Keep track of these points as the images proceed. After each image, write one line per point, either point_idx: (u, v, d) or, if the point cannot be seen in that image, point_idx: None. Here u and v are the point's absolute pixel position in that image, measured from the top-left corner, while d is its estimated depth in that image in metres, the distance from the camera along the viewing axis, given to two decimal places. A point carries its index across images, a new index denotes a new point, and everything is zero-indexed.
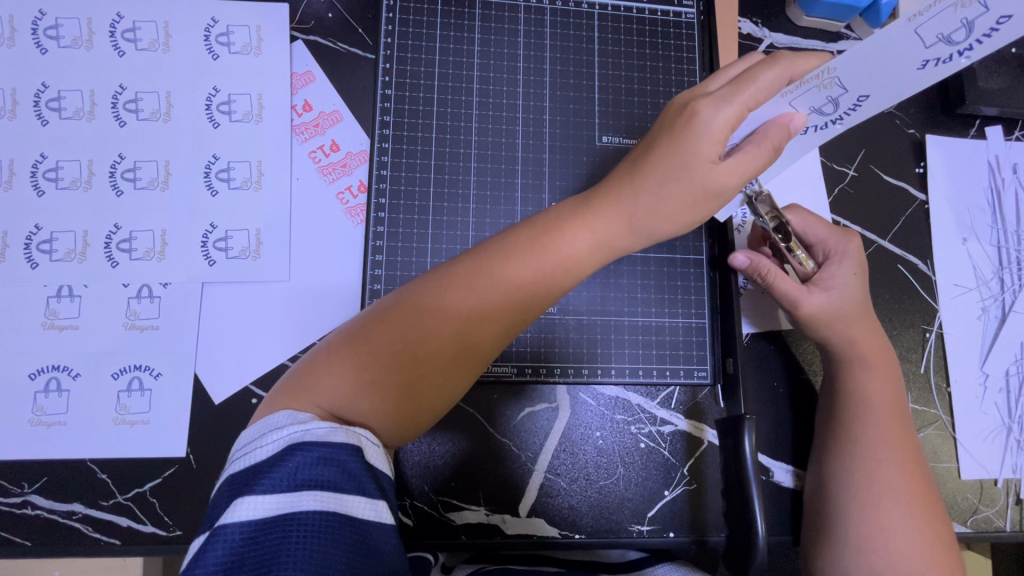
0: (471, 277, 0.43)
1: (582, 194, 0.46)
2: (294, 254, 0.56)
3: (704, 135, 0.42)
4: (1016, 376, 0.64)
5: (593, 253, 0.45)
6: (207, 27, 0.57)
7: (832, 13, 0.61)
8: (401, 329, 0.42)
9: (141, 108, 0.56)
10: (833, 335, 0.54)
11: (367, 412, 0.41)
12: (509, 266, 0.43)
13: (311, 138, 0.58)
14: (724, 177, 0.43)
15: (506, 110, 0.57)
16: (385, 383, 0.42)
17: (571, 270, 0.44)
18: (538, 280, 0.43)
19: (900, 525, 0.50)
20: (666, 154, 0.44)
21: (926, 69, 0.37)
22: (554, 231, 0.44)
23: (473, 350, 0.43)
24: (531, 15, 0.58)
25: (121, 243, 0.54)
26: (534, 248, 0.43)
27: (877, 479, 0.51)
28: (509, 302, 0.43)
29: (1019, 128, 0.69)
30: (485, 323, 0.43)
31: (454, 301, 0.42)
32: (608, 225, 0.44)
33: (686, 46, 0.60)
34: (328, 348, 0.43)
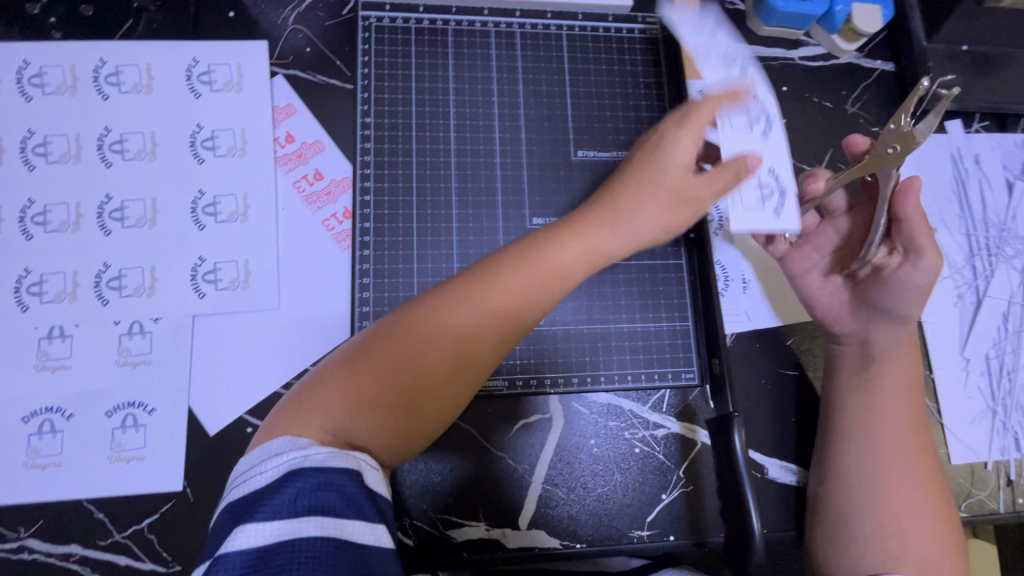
0: (466, 294, 0.44)
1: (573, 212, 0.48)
2: (282, 281, 0.57)
3: (679, 149, 0.47)
4: (995, 358, 0.66)
5: (580, 262, 0.46)
6: (189, 67, 0.59)
7: (789, 21, 0.69)
8: (399, 349, 0.43)
9: (126, 149, 0.57)
10: (903, 301, 0.55)
11: (366, 434, 0.42)
12: (505, 282, 0.44)
13: (295, 169, 0.59)
14: (701, 187, 0.47)
15: (483, 132, 0.58)
16: (384, 404, 0.42)
17: (560, 282, 0.45)
18: (531, 295, 0.44)
19: (910, 516, 0.53)
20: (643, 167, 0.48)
21: (741, 60, 0.56)
22: (545, 246, 0.45)
23: (470, 368, 0.44)
24: (501, 39, 0.60)
25: (110, 281, 0.55)
26: (528, 266, 0.44)
27: (891, 476, 0.54)
28: (505, 318, 0.44)
29: (977, 120, 0.73)
30: (483, 340, 0.44)
31: (452, 318, 0.43)
32: (591, 232, 0.46)
33: (652, 61, 0.62)
34: (327, 368, 0.44)
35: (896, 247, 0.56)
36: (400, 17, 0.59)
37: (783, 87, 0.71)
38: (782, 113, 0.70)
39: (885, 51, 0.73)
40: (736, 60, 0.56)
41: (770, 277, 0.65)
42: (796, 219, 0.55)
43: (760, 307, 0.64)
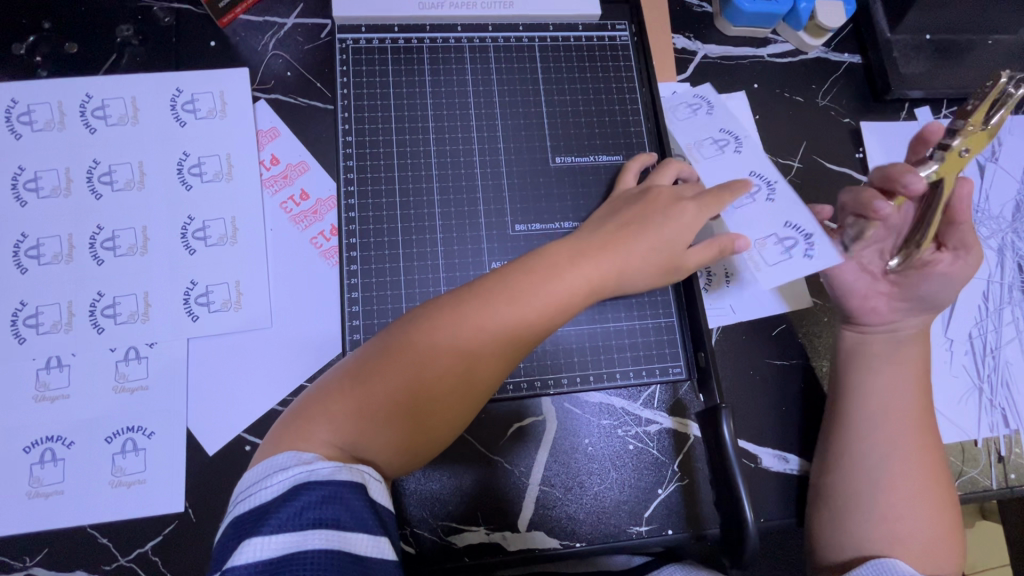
0: (469, 317, 0.46)
1: (577, 240, 0.50)
2: (273, 300, 0.58)
3: (687, 216, 0.51)
4: (978, 337, 0.67)
5: (582, 295, 0.48)
6: (173, 97, 0.61)
7: (754, 22, 0.71)
8: (404, 367, 0.45)
9: (116, 179, 0.58)
10: (942, 292, 0.57)
11: (373, 448, 0.44)
12: (510, 304, 0.46)
13: (281, 190, 0.61)
14: (694, 257, 0.51)
15: (462, 144, 0.59)
16: (391, 419, 0.44)
17: (561, 311, 0.48)
18: (535, 317, 0.46)
19: (914, 503, 0.54)
20: (651, 222, 0.51)
21: (712, 111, 0.60)
22: (548, 275, 0.47)
23: (474, 385, 0.46)
24: (476, 54, 0.62)
25: (105, 309, 0.56)
26: (530, 292, 0.47)
27: (890, 466, 0.55)
28: (510, 338, 0.46)
29: (946, 106, 0.75)
30: (488, 360, 0.46)
31: (459, 337, 0.45)
32: (596, 272, 0.48)
33: (624, 65, 0.64)
34: (334, 381, 0.46)
35: (946, 245, 0.58)
36: (376, 38, 0.60)
37: (754, 84, 0.72)
38: (756, 108, 0.72)
39: (851, 44, 0.75)
40: (729, 139, 0.58)
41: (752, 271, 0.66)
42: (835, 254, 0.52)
43: (745, 301, 0.65)
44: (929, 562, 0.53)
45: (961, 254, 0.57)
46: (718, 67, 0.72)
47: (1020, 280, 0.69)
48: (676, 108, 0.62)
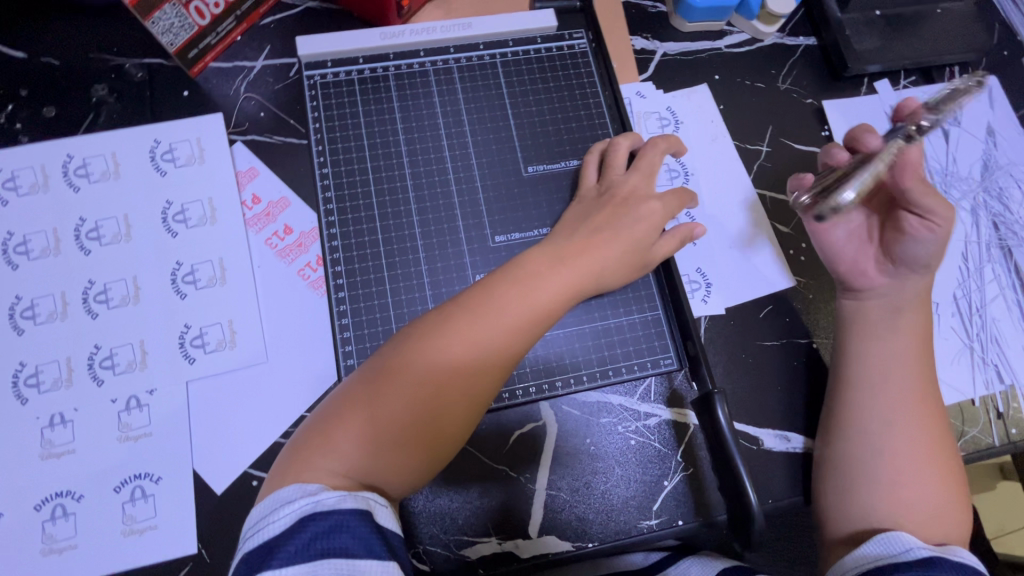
0: (459, 333, 0.47)
1: (555, 245, 0.52)
2: (267, 335, 0.59)
3: (652, 216, 0.54)
4: (962, 298, 0.68)
5: (564, 299, 0.50)
6: (152, 149, 0.62)
7: (707, 16, 0.74)
8: (399, 388, 0.46)
9: (103, 234, 0.60)
10: (923, 251, 0.58)
11: (379, 473, 0.45)
12: (497, 315, 0.48)
13: (265, 227, 0.62)
14: (663, 250, 0.55)
15: (436, 164, 0.61)
16: (393, 441, 0.45)
17: (547, 316, 0.49)
18: (524, 326, 0.48)
19: (919, 467, 0.54)
20: (619, 221, 0.53)
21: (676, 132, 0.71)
22: (530, 282, 0.49)
23: (473, 399, 0.47)
24: (440, 76, 0.64)
25: (102, 361, 0.57)
26: (515, 302, 0.48)
27: (895, 436, 0.55)
28: (501, 349, 0.48)
29: (904, 77, 0.77)
30: (481, 373, 0.47)
31: (451, 353, 0.47)
32: (576, 276, 0.50)
33: (585, 71, 0.66)
34: (332, 409, 0.46)
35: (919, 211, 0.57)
36: (342, 71, 0.62)
37: (715, 76, 0.74)
38: (720, 99, 0.74)
39: (805, 27, 0.77)
40: (680, 171, 0.69)
41: (733, 257, 0.67)
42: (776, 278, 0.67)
43: (729, 287, 0.66)
44: (938, 524, 0.53)
45: (935, 222, 0.57)
46: (678, 63, 0.74)
47: (997, 238, 0.70)
48: (651, 117, 0.71)
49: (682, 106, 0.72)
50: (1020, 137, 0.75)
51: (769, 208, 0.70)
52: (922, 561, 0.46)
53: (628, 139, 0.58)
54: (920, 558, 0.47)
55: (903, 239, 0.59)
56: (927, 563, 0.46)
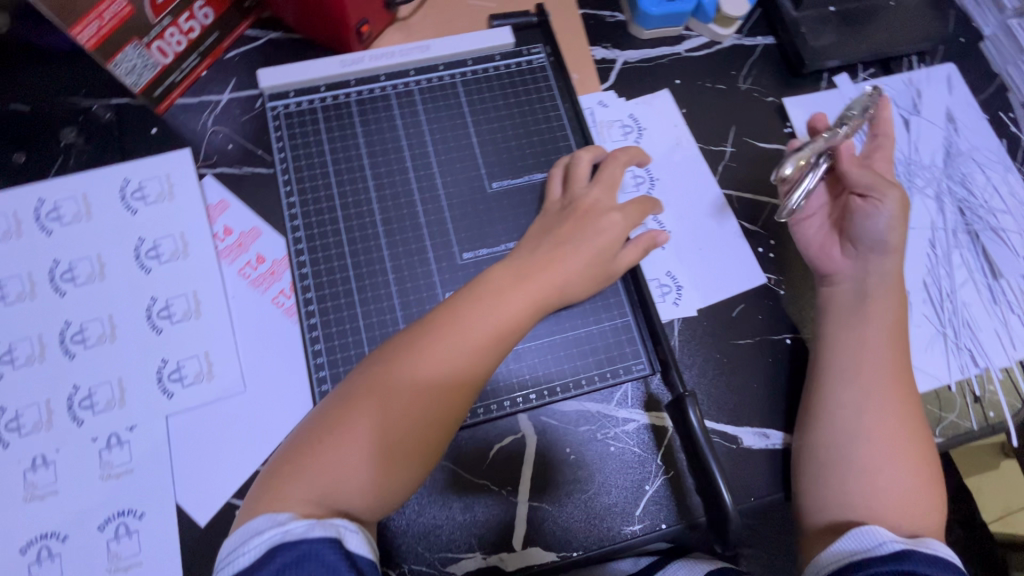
0: (424, 353, 0.48)
1: (517, 261, 0.53)
2: (243, 365, 0.60)
3: (613, 228, 0.54)
4: (933, 284, 0.69)
5: (528, 313, 0.51)
6: (122, 188, 0.63)
7: (664, 23, 0.75)
8: (368, 411, 0.47)
9: (77, 275, 0.60)
10: (880, 226, 0.63)
11: (351, 501, 0.45)
12: (462, 333, 0.49)
13: (238, 258, 0.63)
14: (627, 259, 0.55)
15: (401, 186, 0.62)
16: (363, 464, 0.46)
17: (511, 330, 0.50)
18: (489, 342, 0.49)
19: (889, 457, 0.56)
20: (580, 233, 0.54)
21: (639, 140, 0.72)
22: (493, 299, 0.50)
23: (441, 420, 0.48)
24: (402, 99, 0.65)
25: (82, 401, 0.57)
26: (478, 319, 0.49)
27: (864, 427, 0.57)
28: (467, 366, 0.49)
29: (862, 70, 0.78)
30: (449, 391, 0.48)
31: (418, 373, 0.48)
32: (538, 291, 0.51)
33: (544, 85, 0.67)
34: (304, 436, 0.47)
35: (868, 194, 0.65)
36: (305, 100, 0.63)
37: (676, 80, 0.75)
38: (682, 102, 0.75)
39: (763, 27, 0.79)
40: (645, 178, 0.70)
41: (703, 258, 0.68)
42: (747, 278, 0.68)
43: (700, 288, 0.67)
44: (912, 512, 0.54)
45: (878, 199, 0.64)
46: (639, 70, 0.75)
47: (963, 223, 0.71)
48: (614, 126, 0.72)
49: (644, 112, 0.73)
50: (979, 121, 0.76)
51: (736, 208, 0.71)
52: (894, 554, 0.47)
53: (590, 153, 0.59)
54: (892, 551, 0.48)
55: (861, 221, 0.64)
56: (899, 556, 0.47)
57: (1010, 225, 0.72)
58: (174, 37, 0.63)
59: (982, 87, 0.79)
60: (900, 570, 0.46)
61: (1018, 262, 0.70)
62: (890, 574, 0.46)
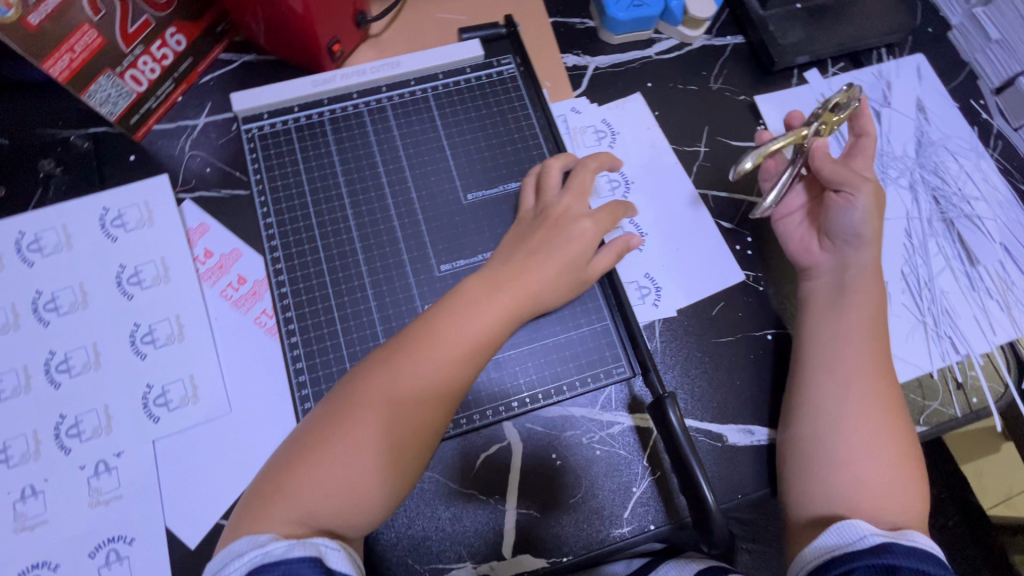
0: (403, 368, 0.49)
1: (491, 273, 0.54)
2: (228, 386, 0.60)
3: (585, 235, 0.55)
4: (911, 274, 0.69)
5: (503, 323, 0.52)
6: (101, 216, 0.64)
7: (633, 27, 0.76)
8: (348, 428, 0.47)
9: (60, 304, 0.61)
10: (853, 220, 0.63)
11: (334, 519, 0.45)
12: (439, 346, 0.50)
13: (219, 280, 0.64)
14: (601, 265, 0.56)
15: (377, 201, 0.62)
16: (346, 481, 0.46)
17: (488, 341, 0.51)
18: (466, 354, 0.50)
19: (870, 448, 0.56)
20: (552, 241, 0.55)
21: (614, 145, 0.72)
22: (468, 311, 0.51)
23: (421, 434, 0.49)
24: (375, 115, 0.65)
25: (69, 429, 0.58)
26: (454, 331, 0.50)
27: (845, 419, 0.57)
28: (445, 378, 0.50)
29: (831, 65, 0.79)
30: (429, 404, 0.49)
31: (396, 387, 0.49)
32: (512, 301, 0.52)
33: (515, 95, 0.68)
34: (285, 456, 0.48)
35: (841, 190, 0.65)
36: (279, 121, 0.64)
37: (648, 84, 0.76)
38: (655, 105, 0.75)
39: (731, 26, 0.80)
40: (621, 181, 0.70)
41: (681, 258, 0.69)
42: (727, 277, 0.68)
43: (680, 289, 0.67)
44: (894, 502, 0.54)
45: (851, 194, 0.64)
46: (611, 75, 0.76)
47: (938, 211, 0.72)
48: (588, 131, 0.72)
49: (617, 117, 0.74)
50: (949, 110, 0.77)
51: (712, 207, 0.72)
52: (875, 548, 0.48)
53: (560, 160, 0.59)
54: (874, 545, 0.48)
55: (835, 216, 0.65)
56: (880, 549, 0.48)
57: (984, 211, 0.72)
58: (148, 65, 0.64)
59: (951, 76, 0.80)
60: (881, 564, 0.47)
61: (993, 247, 0.71)
62: (871, 568, 0.47)
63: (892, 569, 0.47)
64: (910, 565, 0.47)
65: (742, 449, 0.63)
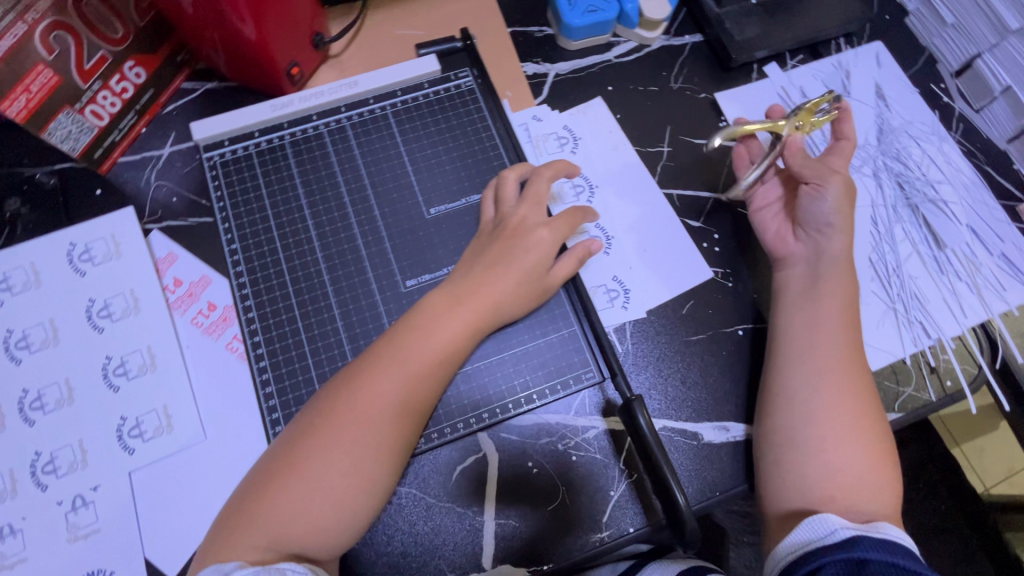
0: (365, 387, 0.49)
1: (451, 287, 0.54)
2: (202, 413, 0.60)
3: (542, 244, 0.56)
4: (880, 261, 0.69)
5: (465, 336, 0.52)
6: (69, 252, 0.64)
7: (590, 33, 0.76)
8: (313, 451, 0.48)
9: (31, 342, 0.61)
10: (823, 210, 0.64)
11: (303, 542, 0.46)
12: (400, 363, 0.50)
13: (189, 308, 0.64)
14: (561, 273, 0.57)
15: (340, 221, 0.63)
16: (312, 505, 0.46)
17: (450, 355, 0.52)
18: (428, 369, 0.51)
19: (841, 439, 0.56)
20: (510, 252, 0.55)
21: (576, 150, 0.73)
22: (429, 326, 0.52)
23: (387, 453, 0.49)
24: (335, 136, 0.66)
25: (45, 466, 0.58)
26: (415, 348, 0.51)
27: (816, 411, 0.57)
28: (408, 395, 0.50)
29: (790, 58, 0.80)
30: (393, 422, 0.49)
31: (359, 407, 0.49)
32: (473, 314, 0.53)
33: (474, 107, 0.68)
34: (253, 482, 0.48)
35: (809, 182, 0.65)
36: (240, 147, 0.65)
37: (608, 87, 0.77)
38: (616, 108, 0.76)
39: (689, 25, 0.80)
40: (584, 186, 0.71)
41: (648, 259, 0.69)
42: (696, 275, 0.69)
43: (649, 290, 0.68)
44: (865, 492, 0.55)
45: (819, 185, 0.64)
46: (571, 81, 0.77)
47: (903, 197, 0.72)
48: (549, 138, 0.73)
49: (578, 122, 0.74)
50: (909, 96, 0.78)
51: (678, 206, 0.72)
52: (845, 541, 0.49)
53: (515, 171, 0.60)
54: (844, 539, 0.49)
55: (806, 207, 0.65)
56: (850, 543, 0.48)
57: (948, 195, 0.73)
58: (108, 100, 0.65)
59: (910, 62, 0.80)
60: (851, 558, 0.47)
61: (960, 230, 0.71)
62: (841, 563, 0.47)
63: (863, 563, 0.47)
64: (882, 558, 0.47)
65: (718, 447, 0.63)
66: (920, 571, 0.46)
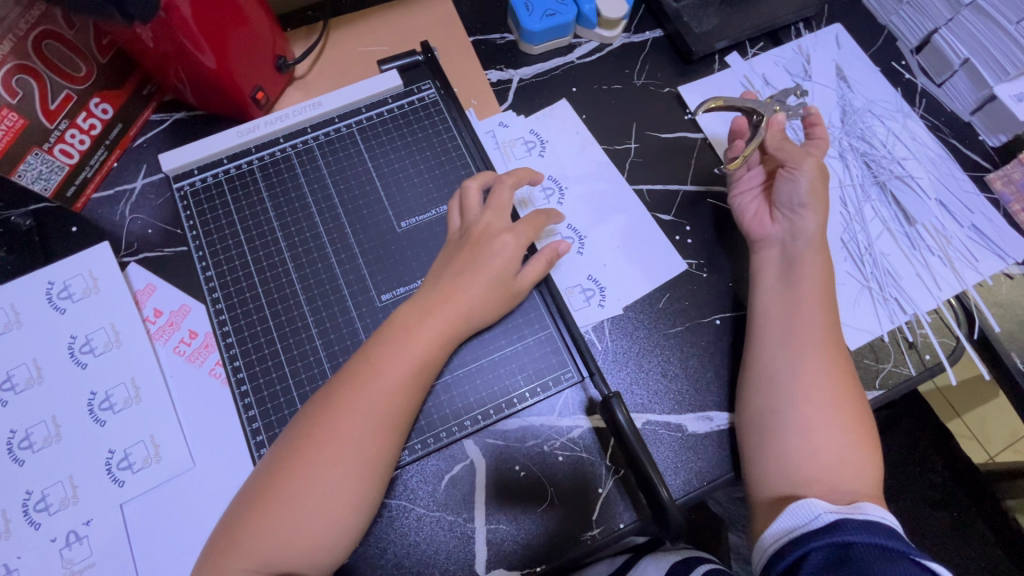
0: (343, 404, 0.50)
1: (423, 299, 0.55)
2: (190, 441, 0.61)
3: (509, 250, 0.57)
4: (851, 240, 0.70)
5: (439, 347, 0.53)
6: (47, 290, 0.65)
7: (551, 37, 0.77)
8: (296, 471, 0.48)
9: (16, 382, 0.62)
10: (799, 191, 0.65)
11: (293, 561, 0.46)
12: (376, 378, 0.51)
13: (171, 337, 0.65)
14: (527, 277, 0.58)
15: (312, 241, 0.63)
16: (299, 524, 0.47)
17: (426, 366, 0.52)
18: (404, 382, 0.51)
19: (820, 420, 0.57)
20: (480, 260, 0.56)
21: (543, 153, 0.74)
22: (404, 340, 0.52)
23: (369, 467, 0.49)
24: (302, 156, 0.67)
25: (36, 504, 0.58)
26: (391, 361, 0.51)
27: (794, 394, 0.58)
28: (386, 409, 0.50)
29: (750, 47, 0.81)
30: (373, 436, 0.50)
31: (338, 424, 0.49)
32: (446, 323, 0.54)
33: (438, 118, 0.69)
34: (241, 506, 0.49)
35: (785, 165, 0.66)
36: (209, 175, 0.66)
37: (572, 89, 0.77)
38: (581, 108, 0.77)
39: (649, 21, 0.81)
40: (554, 188, 0.71)
41: (622, 256, 0.70)
42: (669, 267, 0.69)
43: (624, 286, 0.68)
44: (846, 471, 0.55)
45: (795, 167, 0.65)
46: (535, 85, 0.78)
47: (870, 175, 0.73)
48: (516, 143, 0.74)
49: (544, 125, 0.75)
50: (871, 75, 0.78)
51: (648, 200, 0.73)
52: (829, 526, 0.49)
53: (478, 180, 0.61)
54: (827, 523, 0.49)
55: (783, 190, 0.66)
56: (834, 527, 0.49)
57: (916, 169, 0.73)
58: (76, 137, 0.65)
59: (869, 41, 0.81)
60: (835, 542, 0.48)
61: (928, 204, 0.72)
62: (825, 547, 0.48)
63: (847, 545, 0.47)
64: (865, 538, 0.47)
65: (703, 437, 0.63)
66: (903, 549, 0.47)
